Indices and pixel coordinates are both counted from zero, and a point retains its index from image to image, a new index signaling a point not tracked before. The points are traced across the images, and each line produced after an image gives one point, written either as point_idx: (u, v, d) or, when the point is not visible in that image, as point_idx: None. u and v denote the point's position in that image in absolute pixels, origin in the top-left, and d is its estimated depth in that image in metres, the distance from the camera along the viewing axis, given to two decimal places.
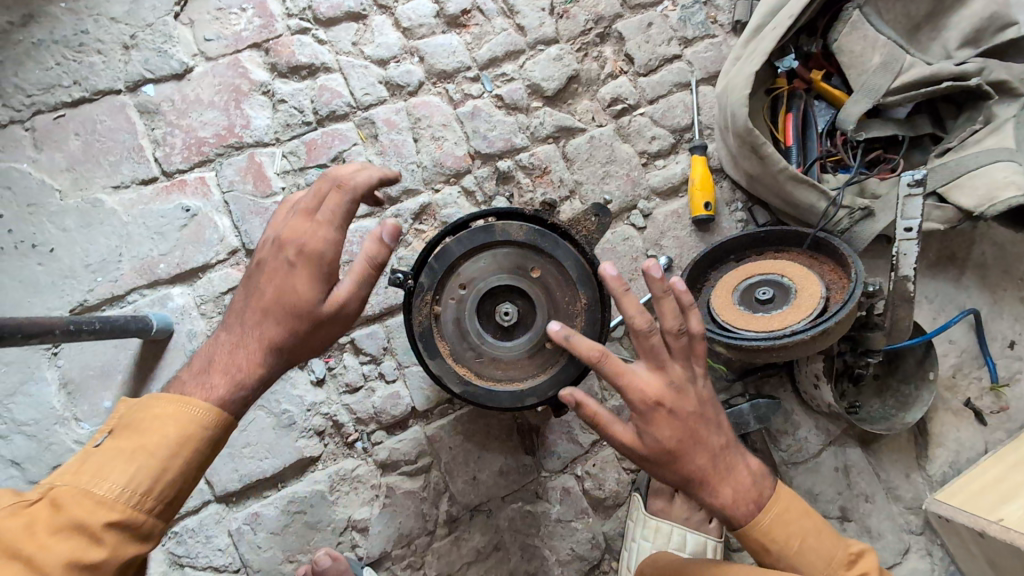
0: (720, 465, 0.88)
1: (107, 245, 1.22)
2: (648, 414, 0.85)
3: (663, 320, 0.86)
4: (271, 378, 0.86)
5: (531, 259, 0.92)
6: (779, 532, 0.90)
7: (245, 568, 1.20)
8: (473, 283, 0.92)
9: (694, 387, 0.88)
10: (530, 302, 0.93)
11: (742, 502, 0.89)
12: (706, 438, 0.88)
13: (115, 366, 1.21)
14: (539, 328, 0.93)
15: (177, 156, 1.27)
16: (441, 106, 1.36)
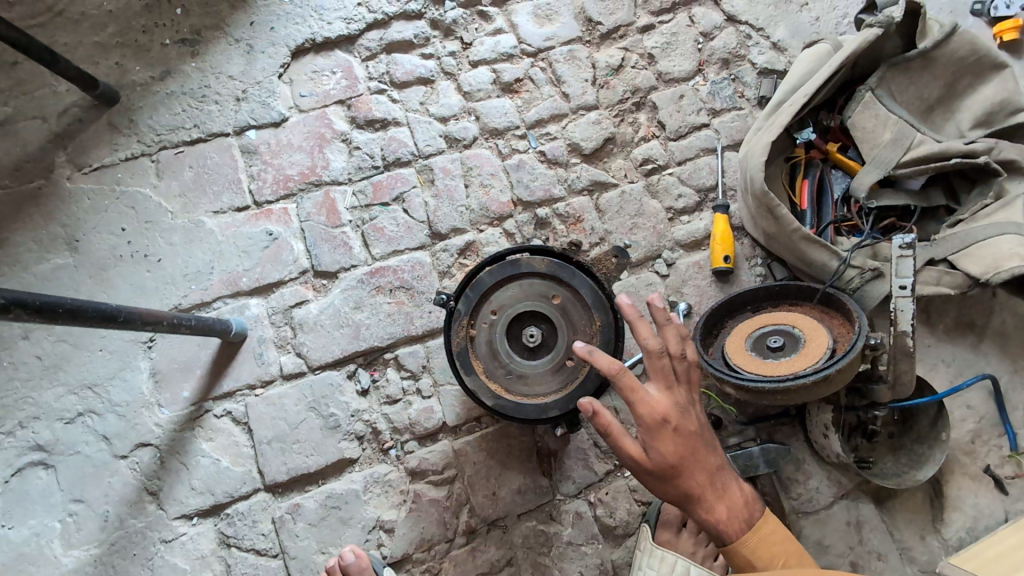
0: (714, 483, 1.00)
1: (203, 259, 1.45)
2: (656, 430, 0.96)
3: (670, 343, 1.00)
4: None
5: (554, 288, 1.06)
6: (763, 552, 1.02)
7: (283, 554, 1.33)
8: (503, 308, 1.06)
9: (694, 409, 1.00)
10: (552, 326, 1.06)
11: (731, 519, 1.01)
12: (705, 459, 0.99)
13: (196, 362, 1.41)
14: (561, 350, 1.06)
15: (267, 189, 1.50)
16: (491, 158, 1.56)
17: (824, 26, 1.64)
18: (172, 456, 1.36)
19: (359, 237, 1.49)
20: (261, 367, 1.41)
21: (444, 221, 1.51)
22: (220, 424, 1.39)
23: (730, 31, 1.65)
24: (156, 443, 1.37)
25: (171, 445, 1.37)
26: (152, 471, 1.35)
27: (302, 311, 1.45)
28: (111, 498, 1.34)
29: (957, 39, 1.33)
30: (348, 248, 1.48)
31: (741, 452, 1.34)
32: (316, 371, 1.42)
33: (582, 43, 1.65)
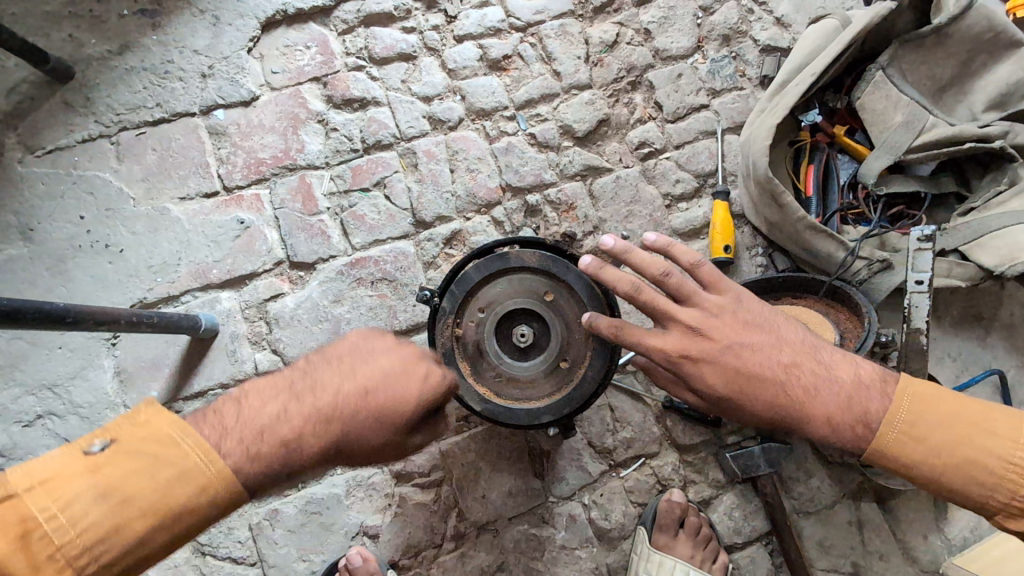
0: (790, 388, 0.87)
1: (169, 249, 1.35)
2: (684, 369, 0.90)
3: (640, 268, 0.91)
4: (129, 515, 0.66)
5: (546, 284, 0.99)
6: (930, 433, 0.83)
7: (262, 562, 1.26)
8: (492, 306, 0.99)
9: (718, 318, 0.90)
10: (545, 325, 0.99)
11: (847, 416, 0.86)
12: (762, 374, 0.88)
13: (164, 360, 1.32)
14: (555, 351, 0.99)
15: (237, 173, 1.40)
16: (478, 141, 1.46)
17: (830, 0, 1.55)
18: None
19: (337, 225, 1.40)
20: (235, 365, 1.33)
21: (428, 209, 1.42)
22: None
23: (731, 5, 1.55)
24: None
25: None
26: None
27: (277, 305, 1.36)
28: None
29: (975, 13, 1.22)
30: (325, 237, 1.39)
31: (740, 451, 1.30)
32: None
33: (574, 16, 1.54)
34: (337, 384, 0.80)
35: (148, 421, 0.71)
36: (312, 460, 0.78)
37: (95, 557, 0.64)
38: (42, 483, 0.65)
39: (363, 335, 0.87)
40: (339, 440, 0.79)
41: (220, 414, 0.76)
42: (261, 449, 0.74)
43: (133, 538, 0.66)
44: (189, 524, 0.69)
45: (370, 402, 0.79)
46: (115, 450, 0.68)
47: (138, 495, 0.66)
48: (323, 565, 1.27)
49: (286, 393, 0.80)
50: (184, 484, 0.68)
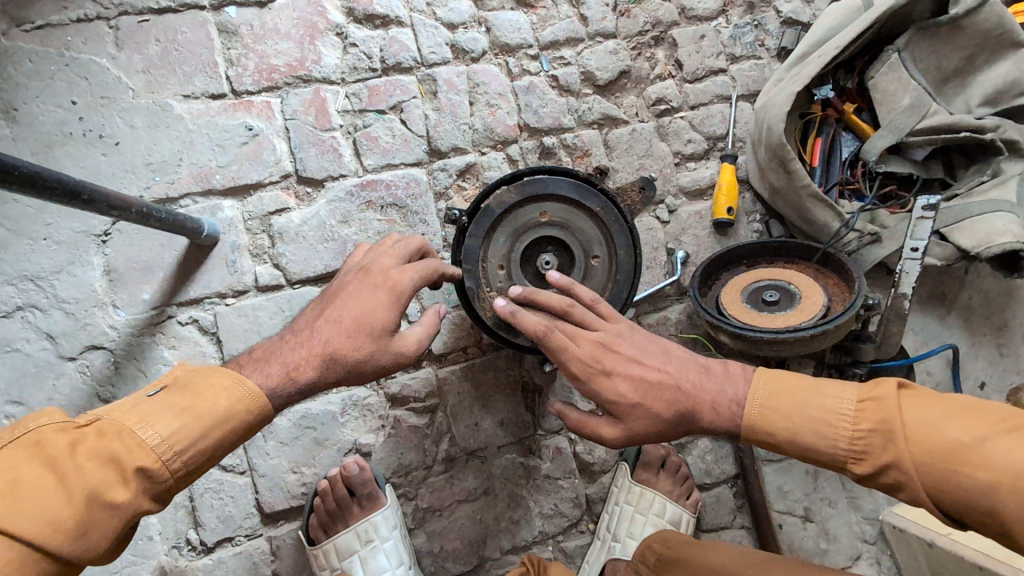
0: (682, 388, 0.91)
1: (170, 148, 1.29)
2: (596, 378, 0.92)
3: (547, 298, 0.96)
4: (189, 436, 0.78)
5: (537, 207, 1.05)
6: (778, 402, 0.87)
7: (251, 471, 1.25)
8: (507, 260, 1.04)
9: (618, 338, 0.94)
10: (561, 241, 1.06)
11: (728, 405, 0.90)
12: (662, 378, 0.91)
13: (158, 263, 1.27)
14: (583, 249, 1.05)
15: (248, 78, 1.33)
16: (500, 76, 1.45)
17: None
18: (128, 363, 1.24)
19: (350, 144, 1.37)
20: (235, 276, 1.30)
21: (444, 139, 1.40)
22: (185, 332, 1.27)
23: None
24: (110, 347, 1.24)
25: (127, 351, 1.24)
26: (105, 377, 1.23)
27: (282, 220, 1.33)
28: (56, 402, 1.21)
29: (988, 10, 1.29)
30: (337, 155, 1.36)
31: None
32: (295, 285, 1.32)
33: None
34: (320, 314, 0.93)
35: (189, 373, 0.86)
36: (315, 372, 0.88)
37: (174, 445, 0.77)
38: (120, 409, 0.79)
39: (333, 282, 1.00)
40: (329, 349, 0.89)
41: (238, 362, 0.90)
42: (273, 371, 0.87)
43: (198, 438, 0.79)
44: (236, 424, 0.83)
45: (346, 319, 0.91)
46: (167, 387, 0.83)
47: (197, 401, 0.81)
48: (313, 478, 1.28)
49: (285, 336, 0.92)
50: (225, 394, 0.83)
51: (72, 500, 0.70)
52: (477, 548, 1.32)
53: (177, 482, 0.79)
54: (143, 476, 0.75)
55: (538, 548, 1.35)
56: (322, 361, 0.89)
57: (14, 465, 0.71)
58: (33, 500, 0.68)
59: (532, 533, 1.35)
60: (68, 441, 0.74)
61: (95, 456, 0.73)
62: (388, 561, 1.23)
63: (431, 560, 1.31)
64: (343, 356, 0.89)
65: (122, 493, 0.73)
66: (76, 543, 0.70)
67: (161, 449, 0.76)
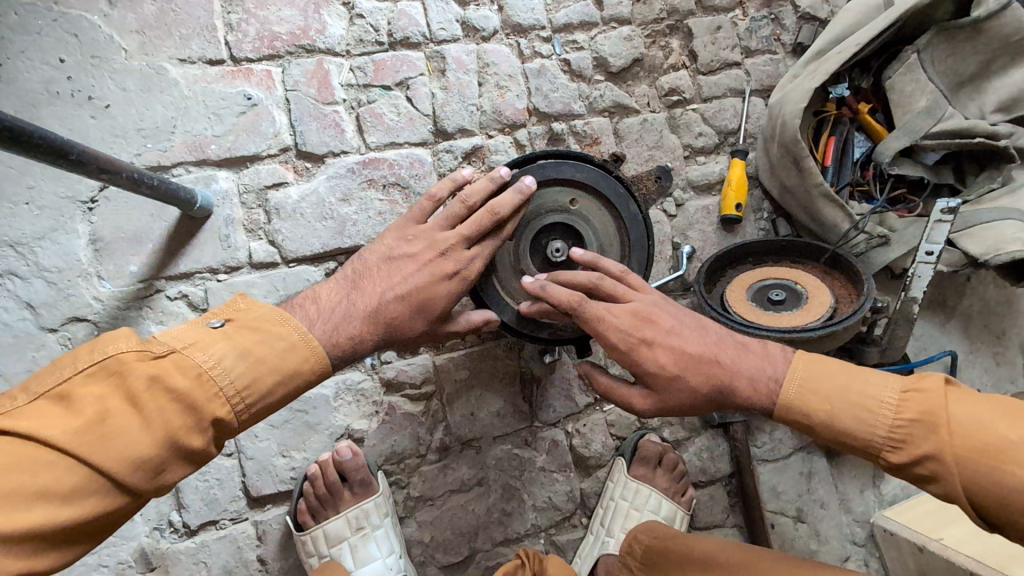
0: (721, 361, 0.89)
1: (163, 114, 1.23)
2: (636, 350, 0.89)
3: (575, 275, 0.93)
4: (262, 388, 0.78)
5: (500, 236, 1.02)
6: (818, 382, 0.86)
7: (238, 453, 1.21)
8: None
9: (653, 308, 0.92)
10: (545, 225, 1.02)
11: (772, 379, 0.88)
12: (699, 352, 0.89)
13: (147, 234, 1.22)
14: (560, 206, 1.01)
15: (248, 44, 1.27)
16: (510, 57, 1.40)
17: None
18: None
19: (353, 120, 1.32)
20: (228, 252, 1.25)
21: (451, 119, 1.36)
22: (174, 308, 1.22)
23: None
24: (94, 319, 1.18)
25: (112, 324, 1.19)
26: None
27: (279, 194, 1.28)
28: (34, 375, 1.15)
29: (1011, 13, 1.27)
30: (339, 130, 1.31)
31: None
32: (290, 264, 1.28)
33: None
34: (388, 281, 0.91)
35: (263, 314, 0.83)
36: (371, 345, 0.89)
37: (243, 397, 0.77)
38: (195, 345, 0.77)
39: (404, 239, 0.94)
40: (388, 326, 0.89)
41: (302, 307, 0.87)
42: (336, 340, 0.86)
43: (266, 391, 0.79)
44: (303, 380, 0.82)
45: (409, 295, 0.90)
46: (237, 327, 0.81)
47: (270, 353, 0.79)
48: (303, 462, 1.24)
49: (352, 293, 0.90)
50: (296, 350, 0.81)
51: (152, 440, 0.70)
52: (468, 539, 1.30)
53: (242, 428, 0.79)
54: (216, 424, 0.75)
55: (530, 540, 1.33)
56: (381, 334, 0.89)
57: (100, 396, 0.71)
58: (115, 438, 0.68)
59: (525, 525, 1.33)
60: (149, 375, 0.72)
61: (172, 397, 0.72)
62: (379, 549, 1.20)
63: (421, 549, 1.28)
64: (401, 335, 0.91)
65: (195, 441, 0.74)
66: (150, 480, 0.71)
67: (234, 399, 0.76)
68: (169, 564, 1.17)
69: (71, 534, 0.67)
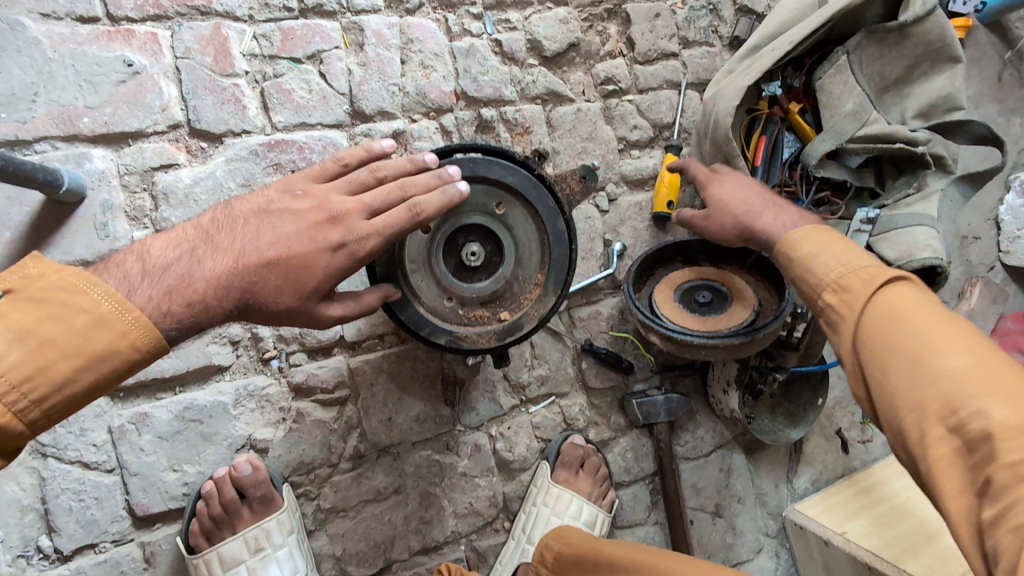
0: (761, 218, 0.98)
1: (21, 79, 1.04)
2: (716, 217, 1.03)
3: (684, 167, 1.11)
4: (51, 377, 0.63)
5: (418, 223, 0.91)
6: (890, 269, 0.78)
7: (120, 469, 1.08)
8: (449, 290, 0.94)
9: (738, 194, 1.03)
10: (466, 227, 0.94)
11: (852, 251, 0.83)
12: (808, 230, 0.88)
13: (3, 220, 1.04)
14: (485, 207, 0.93)
15: (129, 1, 1.10)
16: (437, 34, 1.29)
17: None
18: None
19: (257, 96, 1.18)
20: (106, 242, 1.09)
21: (369, 100, 1.24)
22: None
23: None
24: None
25: None
26: None
27: (168, 177, 1.13)
28: None
29: (933, 20, 1.29)
30: (240, 107, 1.17)
31: (646, 399, 1.34)
32: None
33: None
34: (253, 240, 0.78)
35: (48, 281, 0.66)
36: (220, 316, 0.76)
37: (26, 393, 0.61)
38: None
39: (287, 199, 0.83)
40: (248, 294, 0.77)
41: (122, 265, 0.72)
42: (171, 307, 0.71)
43: (59, 380, 0.63)
44: (115, 366, 0.67)
45: (273, 258, 0.78)
46: (12, 300, 0.64)
47: (62, 333, 0.64)
48: (196, 477, 1.12)
49: (200, 250, 0.77)
50: (101, 331, 0.66)
51: None
52: (383, 550, 1.23)
53: (37, 429, 0.64)
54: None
55: (449, 547, 1.28)
56: (235, 303, 0.76)
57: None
58: None
59: (445, 533, 1.27)
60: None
61: None
62: (282, 570, 1.12)
63: (332, 563, 1.20)
64: (263, 304, 0.78)
65: None
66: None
67: (9, 396, 0.61)
68: None
69: None
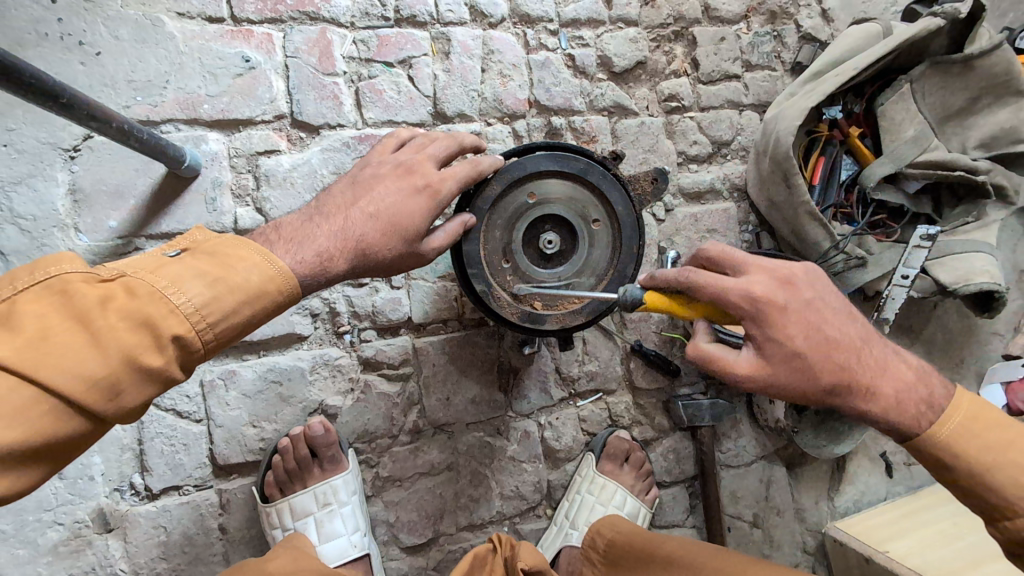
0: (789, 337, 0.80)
1: (156, 67, 1.18)
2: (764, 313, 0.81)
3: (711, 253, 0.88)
4: (224, 308, 0.71)
5: (524, 188, 1.02)
6: (968, 442, 0.82)
7: (208, 420, 1.19)
8: (513, 254, 1.02)
9: (771, 288, 0.82)
10: (560, 223, 1.05)
11: (908, 400, 0.83)
12: (839, 340, 0.82)
13: (131, 190, 1.18)
14: (582, 216, 1.03)
15: (251, 5, 1.24)
16: (516, 47, 1.40)
17: (872, 8, 1.60)
18: None
19: (352, 94, 1.30)
20: (213, 215, 1.22)
21: (451, 103, 1.35)
22: None
23: None
24: None
25: None
26: None
27: (270, 161, 1.25)
28: None
29: (998, 54, 1.30)
30: (337, 103, 1.29)
31: (691, 402, 1.39)
32: None
33: None
34: (355, 202, 0.88)
35: (215, 242, 0.78)
36: (346, 264, 0.84)
37: (205, 316, 0.70)
38: (145, 268, 0.71)
39: (366, 169, 0.94)
40: (363, 242, 0.85)
41: (264, 235, 0.83)
42: (304, 256, 0.80)
43: (230, 309, 0.72)
44: (268, 303, 0.76)
45: (381, 213, 0.87)
46: (193, 254, 0.75)
47: (230, 273, 0.73)
48: (273, 434, 1.23)
49: (315, 218, 0.87)
50: (259, 270, 0.75)
51: (106, 358, 0.63)
52: (433, 521, 1.31)
53: (207, 355, 0.72)
54: (176, 344, 0.68)
55: (494, 527, 1.36)
56: (354, 255, 0.85)
57: (41, 314, 0.63)
58: (60, 354, 0.61)
59: (490, 512, 1.35)
60: (99, 296, 0.66)
61: (125, 315, 0.65)
62: (344, 526, 1.21)
63: (386, 528, 1.29)
64: (375, 252, 0.86)
65: (154, 360, 0.66)
66: (111, 403, 0.64)
67: (193, 317, 0.69)
68: (128, 527, 1.15)
69: (16, 458, 0.59)
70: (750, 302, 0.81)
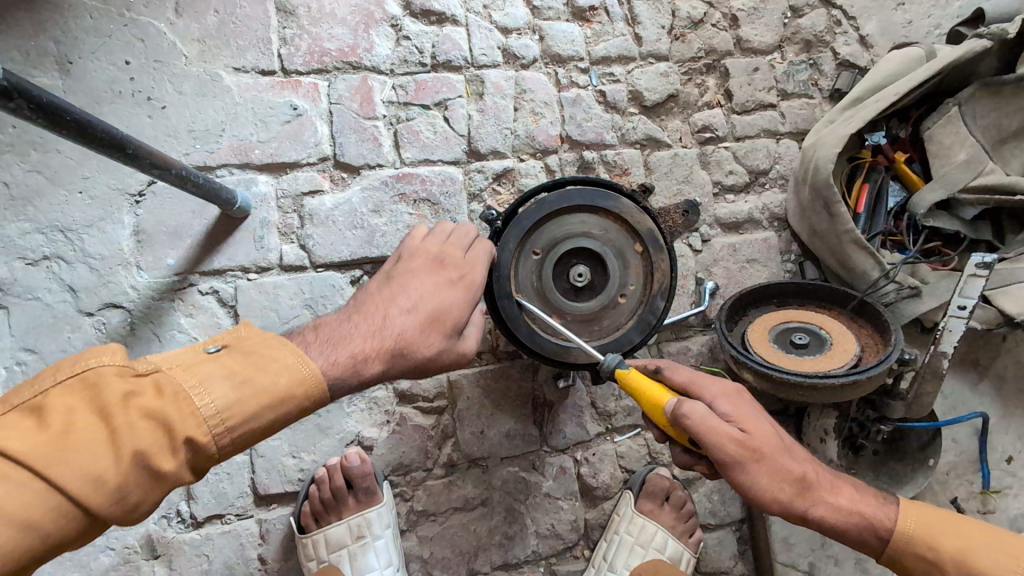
0: (756, 423, 0.89)
1: (213, 117, 1.28)
2: (734, 399, 0.92)
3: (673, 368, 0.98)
4: (246, 412, 0.71)
5: (525, 245, 1.03)
6: (931, 536, 0.88)
7: (250, 450, 1.23)
8: (559, 311, 1.03)
9: (732, 387, 0.94)
10: (578, 251, 1.05)
11: (864, 503, 0.91)
12: (791, 442, 0.92)
13: (187, 231, 1.26)
14: (594, 235, 1.04)
15: (299, 58, 1.33)
16: (548, 86, 1.44)
17: (914, 32, 1.56)
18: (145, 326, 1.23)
19: (391, 135, 1.37)
20: (260, 252, 1.29)
21: (484, 141, 1.40)
22: (204, 302, 1.27)
23: (822, 13, 1.56)
24: (129, 307, 1.22)
25: (145, 314, 1.23)
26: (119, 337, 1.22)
27: (314, 201, 1.32)
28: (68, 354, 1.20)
29: None
30: (376, 144, 1.36)
31: None
32: (318, 269, 1.32)
33: None
34: (391, 301, 0.88)
35: (253, 338, 0.79)
36: (381, 364, 0.83)
37: (226, 421, 0.69)
38: (177, 366, 0.72)
39: (399, 263, 0.96)
40: (401, 340, 0.85)
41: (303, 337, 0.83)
42: (337, 357, 0.80)
43: (251, 416, 0.71)
44: (289, 409, 0.75)
45: (419, 309, 0.88)
46: (229, 351, 0.76)
47: (257, 374, 0.73)
48: (312, 464, 1.26)
49: (351, 318, 0.86)
50: (289, 372, 0.75)
51: (121, 460, 0.63)
52: (467, 559, 1.29)
53: (219, 459, 0.71)
54: (190, 447, 0.67)
55: (529, 567, 1.33)
56: (389, 354, 0.84)
57: (69, 407, 0.64)
58: (79, 451, 0.61)
59: (525, 551, 1.32)
60: (127, 390, 0.66)
61: (148, 415, 0.65)
62: (377, 560, 1.22)
63: (419, 564, 1.28)
64: (413, 351, 0.86)
65: (166, 463, 0.66)
66: (115, 508, 0.63)
67: (213, 421, 0.69)
68: (173, 554, 1.19)
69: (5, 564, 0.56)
70: (721, 391, 0.92)
